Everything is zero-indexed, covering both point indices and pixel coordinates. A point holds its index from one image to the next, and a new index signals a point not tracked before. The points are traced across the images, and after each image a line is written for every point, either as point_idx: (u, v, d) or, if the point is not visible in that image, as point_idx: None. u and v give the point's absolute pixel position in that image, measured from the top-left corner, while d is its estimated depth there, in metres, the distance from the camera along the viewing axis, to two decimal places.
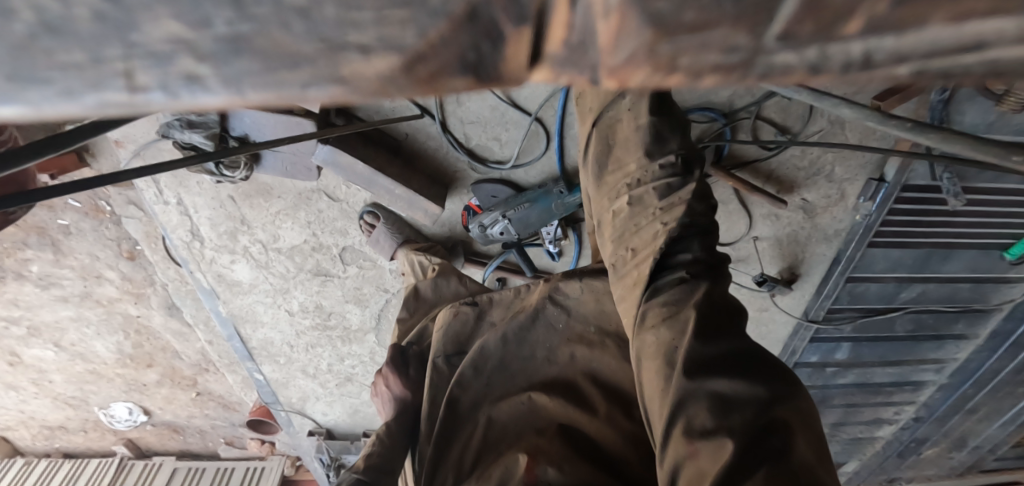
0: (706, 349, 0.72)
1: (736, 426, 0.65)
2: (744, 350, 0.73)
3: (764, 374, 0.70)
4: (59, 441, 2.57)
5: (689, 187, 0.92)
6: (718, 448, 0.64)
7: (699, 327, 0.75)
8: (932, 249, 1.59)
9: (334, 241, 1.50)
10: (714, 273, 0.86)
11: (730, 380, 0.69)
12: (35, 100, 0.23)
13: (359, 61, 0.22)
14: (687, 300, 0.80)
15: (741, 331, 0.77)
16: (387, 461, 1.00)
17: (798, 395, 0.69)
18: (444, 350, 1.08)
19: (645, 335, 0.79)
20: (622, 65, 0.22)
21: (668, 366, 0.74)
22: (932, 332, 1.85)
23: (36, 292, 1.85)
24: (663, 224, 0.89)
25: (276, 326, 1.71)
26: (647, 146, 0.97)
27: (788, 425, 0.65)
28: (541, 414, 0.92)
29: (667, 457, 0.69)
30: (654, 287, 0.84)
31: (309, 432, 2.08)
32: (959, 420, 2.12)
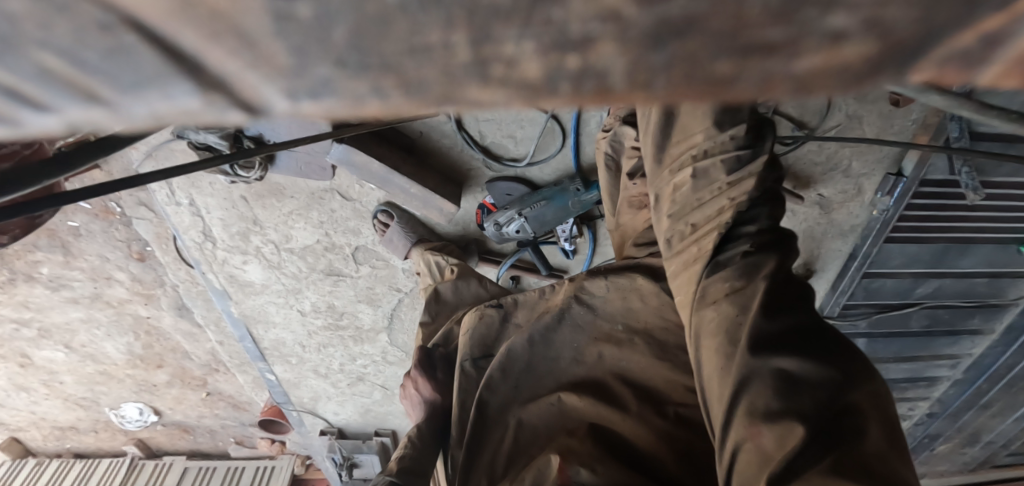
0: (769, 327, 0.72)
1: (802, 410, 0.64)
2: (814, 328, 0.72)
3: (832, 356, 0.69)
4: (70, 442, 2.58)
5: (760, 160, 0.85)
6: (784, 433, 0.63)
7: (764, 305, 0.74)
8: (949, 245, 1.56)
9: (347, 241, 1.49)
10: (781, 247, 0.82)
11: (796, 360, 0.68)
12: (361, 94, 0.23)
13: (824, 49, 0.21)
14: (751, 275, 0.78)
15: (808, 308, 0.76)
16: (418, 463, 1.00)
17: (868, 377, 0.67)
18: (471, 354, 1.07)
19: (705, 311, 0.79)
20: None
21: (729, 344, 0.73)
22: (947, 327, 1.83)
23: (47, 294, 1.85)
24: (731, 200, 0.85)
25: (288, 326, 1.70)
26: (716, 116, 0.87)
27: (855, 409, 0.64)
28: (571, 416, 0.91)
29: (728, 437, 0.70)
30: (716, 262, 0.81)
31: (320, 432, 2.08)
32: (973, 416, 2.10)
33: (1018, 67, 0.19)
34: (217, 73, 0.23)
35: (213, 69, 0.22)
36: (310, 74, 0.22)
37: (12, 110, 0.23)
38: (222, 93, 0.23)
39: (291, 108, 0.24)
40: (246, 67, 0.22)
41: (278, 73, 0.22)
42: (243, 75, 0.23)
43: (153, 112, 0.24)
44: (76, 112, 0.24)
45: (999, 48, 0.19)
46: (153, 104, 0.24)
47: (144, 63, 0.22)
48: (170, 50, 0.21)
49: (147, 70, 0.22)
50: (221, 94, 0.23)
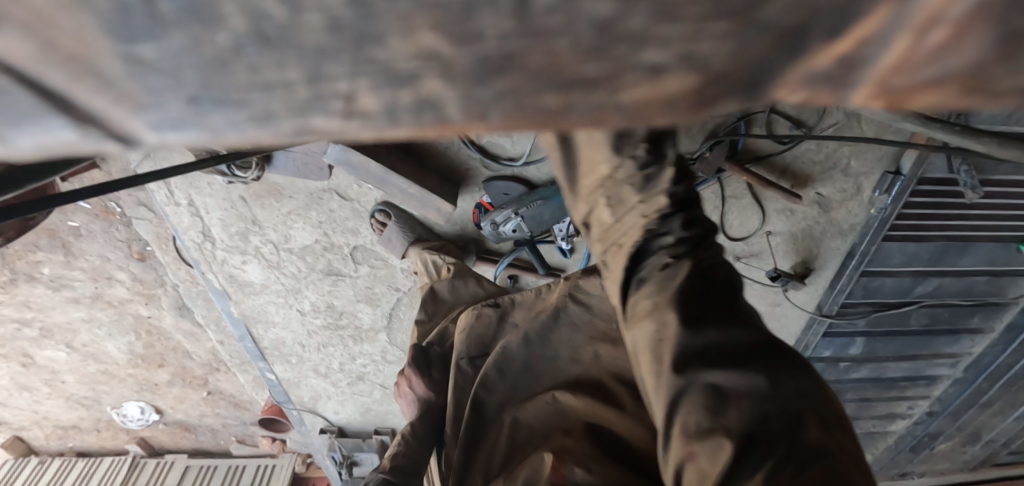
0: (695, 338, 0.70)
1: (733, 422, 0.63)
2: (742, 334, 0.70)
3: (761, 358, 0.67)
4: (73, 440, 2.59)
5: (666, 174, 0.83)
6: (717, 450, 0.62)
7: (687, 317, 0.72)
8: (948, 243, 1.57)
9: (346, 241, 1.50)
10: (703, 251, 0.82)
11: (724, 370, 0.66)
12: (218, 124, 0.28)
13: (650, 82, 0.25)
14: (673, 285, 0.77)
15: (736, 311, 0.74)
16: (414, 462, 1.01)
17: (801, 373, 0.65)
18: (467, 352, 1.08)
19: (634, 330, 0.77)
20: (931, 81, 0.22)
21: (656, 361, 0.72)
22: (947, 325, 1.83)
23: (48, 294, 1.86)
24: (645, 218, 0.84)
25: (287, 326, 1.71)
26: (613, 147, 0.79)
27: (793, 411, 0.62)
28: (566, 416, 0.91)
29: (670, 457, 0.68)
30: (638, 278, 0.81)
31: (320, 430, 2.09)
32: (974, 414, 2.09)
33: (881, 89, 0.23)
34: (88, 110, 0.27)
35: (82, 106, 0.27)
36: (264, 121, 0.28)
37: None
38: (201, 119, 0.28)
39: (158, 140, 0.29)
40: (110, 102, 0.27)
41: (141, 108, 0.27)
42: (110, 109, 0.27)
43: (38, 144, 0.29)
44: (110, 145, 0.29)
45: (863, 68, 0.23)
46: (38, 137, 0.28)
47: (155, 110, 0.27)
48: (42, 88, 0.25)
49: (28, 106, 0.26)
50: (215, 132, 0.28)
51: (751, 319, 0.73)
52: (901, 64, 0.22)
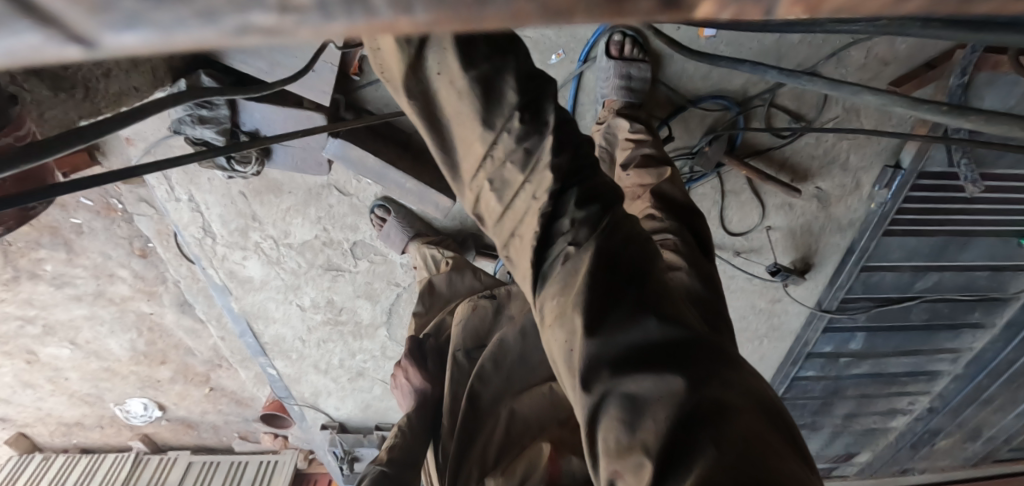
0: (604, 344, 0.65)
1: (652, 435, 0.59)
2: (651, 330, 0.66)
3: (674, 361, 0.63)
4: (76, 437, 2.61)
5: (546, 145, 0.71)
6: (639, 468, 0.58)
7: (592, 322, 0.66)
8: (949, 238, 1.56)
9: (345, 236, 1.50)
10: (610, 230, 0.72)
11: (639, 377, 0.62)
12: (167, 23, 0.18)
13: None
14: (575, 281, 0.69)
15: (645, 300, 0.68)
16: (411, 454, 1.02)
17: (713, 374, 0.63)
18: (464, 345, 1.08)
19: (549, 338, 0.71)
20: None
21: (571, 372, 0.67)
22: (946, 321, 1.83)
23: (50, 291, 1.87)
24: (538, 201, 0.72)
25: (287, 322, 1.72)
26: (483, 122, 0.69)
27: (711, 412, 0.59)
28: (563, 406, 0.95)
29: (600, 472, 0.64)
30: (544, 276, 0.73)
31: (322, 426, 2.07)
32: (974, 411, 2.09)
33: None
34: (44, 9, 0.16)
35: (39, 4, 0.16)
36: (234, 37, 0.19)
37: None
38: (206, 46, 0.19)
39: (115, 48, 0.18)
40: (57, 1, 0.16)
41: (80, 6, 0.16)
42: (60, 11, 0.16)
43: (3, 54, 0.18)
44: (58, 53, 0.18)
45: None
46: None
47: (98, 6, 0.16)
48: None
49: None
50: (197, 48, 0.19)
51: (658, 304, 0.68)
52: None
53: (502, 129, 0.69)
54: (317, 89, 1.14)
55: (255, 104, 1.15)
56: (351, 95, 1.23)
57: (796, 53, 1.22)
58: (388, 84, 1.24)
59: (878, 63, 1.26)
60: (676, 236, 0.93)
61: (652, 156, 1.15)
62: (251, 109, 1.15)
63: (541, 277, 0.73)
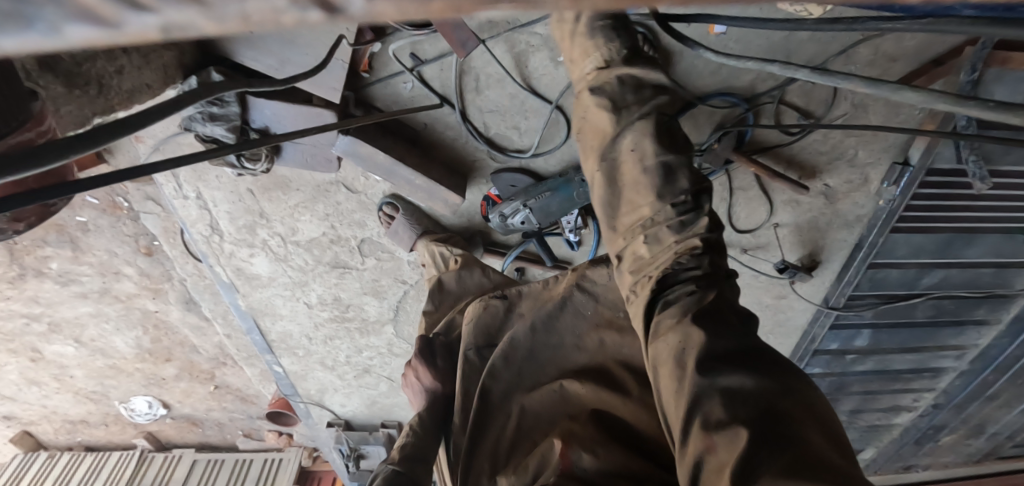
0: (714, 346, 0.74)
1: (748, 417, 0.65)
2: (751, 349, 0.75)
3: (772, 371, 0.71)
4: (81, 435, 2.61)
5: (701, 223, 0.88)
6: (732, 439, 0.64)
7: (707, 331, 0.76)
8: (955, 234, 1.56)
9: (353, 233, 1.50)
10: (724, 290, 0.86)
11: (736, 375, 0.70)
12: None
13: None
14: (695, 304, 0.81)
15: (750, 337, 0.78)
16: (420, 451, 1.01)
17: (808, 394, 0.69)
18: (475, 342, 1.08)
19: (657, 344, 0.80)
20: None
21: (679, 368, 0.75)
22: (952, 317, 1.82)
23: (56, 289, 1.87)
24: (676, 253, 0.87)
25: (294, 319, 1.72)
26: (658, 188, 0.90)
27: (797, 415, 0.65)
28: (573, 402, 0.92)
29: (687, 453, 0.69)
30: (664, 301, 0.84)
31: (327, 423, 2.10)
32: (977, 407, 2.09)
33: None
34: None
35: None
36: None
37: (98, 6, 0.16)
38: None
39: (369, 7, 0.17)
40: None
41: None
42: None
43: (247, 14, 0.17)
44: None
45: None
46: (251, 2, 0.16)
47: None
48: None
49: None
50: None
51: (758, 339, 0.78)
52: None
53: (668, 202, 0.90)
54: (327, 86, 1.14)
55: (264, 102, 1.15)
56: (361, 91, 1.24)
57: (806, 50, 1.22)
58: (397, 81, 1.23)
59: (886, 59, 1.25)
60: None
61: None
62: (260, 106, 1.15)
63: (659, 300, 0.85)
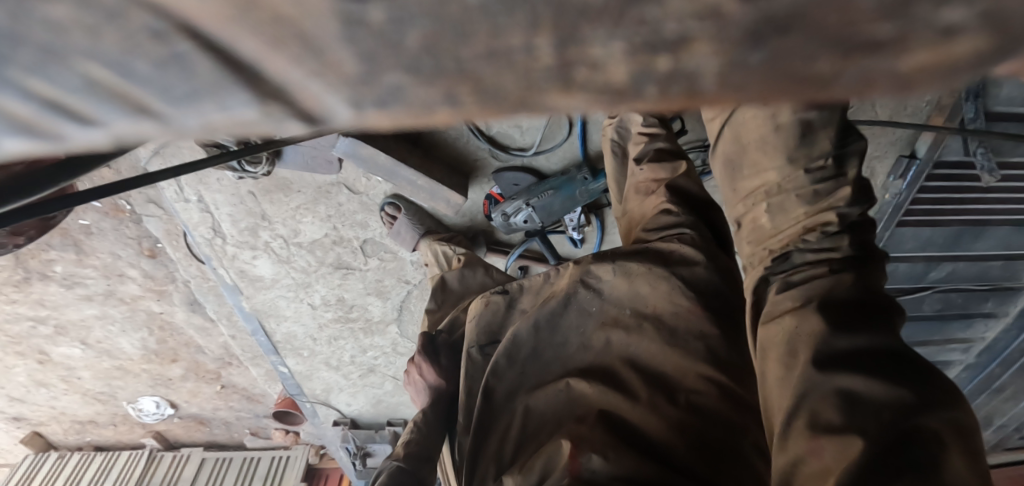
0: (836, 342, 0.65)
1: (870, 426, 0.56)
2: (893, 347, 0.62)
3: (920, 377, 0.58)
4: (90, 435, 2.64)
5: (841, 191, 0.84)
6: (846, 447, 0.55)
7: (833, 323, 0.67)
8: (963, 228, 1.54)
9: (355, 234, 1.50)
10: (867, 274, 0.75)
11: (856, 377, 0.60)
12: (379, 113, 0.22)
13: (774, 60, 0.19)
14: (821, 289, 0.73)
15: (896, 333, 0.65)
16: (426, 448, 1.01)
17: (960, 408, 0.55)
18: (477, 340, 1.08)
19: (770, 326, 0.74)
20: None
21: (789, 356, 0.68)
22: (959, 310, 1.81)
23: (61, 292, 1.88)
24: (805, 228, 0.84)
25: (298, 320, 1.72)
26: (790, 151, 0.88)
27: (938, 431, 0.52)
28: (579, 402, 0.91)
29: (782, 451, 0.61)
30: (785, 282, 0.79)
31: (333, 423, 2.10)
32: (985, 400, 2.07)
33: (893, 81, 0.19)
34: (300, 95, 0.21)
35: (307, 89, 0.21)
36: (378, 82, 0.21)
37: (93, 109, 0.21)
38: (284, 103, 0.22)
39: (336, 122, 0.23)
40: (322, 84, 0.21)
41: (344, 83, 0.21)
42: (310, 91, 0.21)
43: (211, 119, 0.22)
44: (124, 125, 0.22)
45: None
46: (240, 114, 0.22)
47: (194, 70, 0.20)
48: (283, 76, 0.20)
49: (267, 85, 0.21)
50: (276, 104, 0.22)
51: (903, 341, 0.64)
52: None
53: (802, 167, 0.87)
54: None
55: None
56: None
57: None
58: None
59: None
60: (692, 231, 1.04)
61: (665, 149, 1.20)
62: None
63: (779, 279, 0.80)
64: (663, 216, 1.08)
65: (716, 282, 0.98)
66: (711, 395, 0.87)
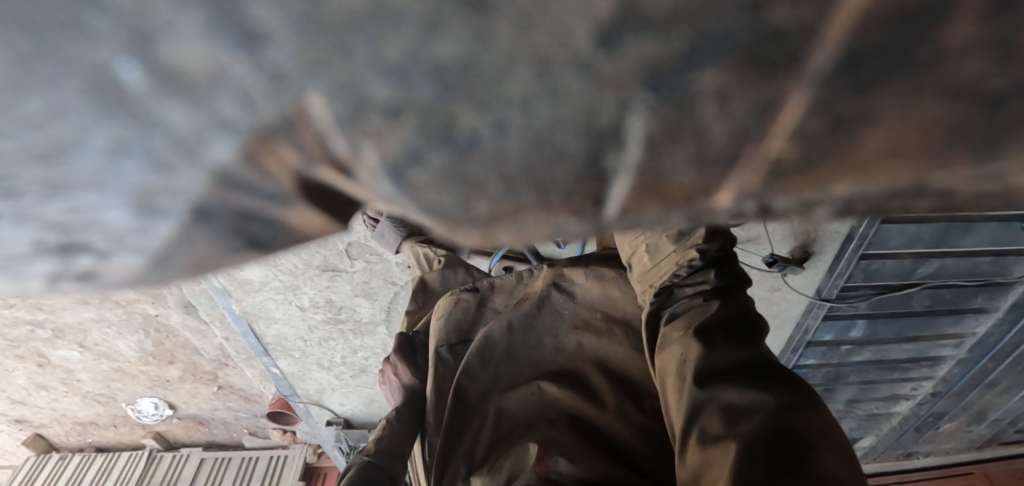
0: (714, 360, 0.75)
1: (747, 431, 0.65)
2: (759, 363, 0.74)
3: (781, 386, 0.70)
4: (92, 436, 2.68)
5: (701, 230, 0.89)
6: (727, 451, 0.64)
7: (710, 344, 0.77)
8: (950, 224, 1.54)
9: (340, 236, 1.50)
10: (732, 301, 0.86)
11: (734, 390, 0.70)
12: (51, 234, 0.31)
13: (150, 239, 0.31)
14: (700, 317, 0.82)
15: (761, 350, 0.77)
16: (398, 445, 1.03)
17: (816, 407, 0.67)
18: (448, 340, 1.09)
19: (664, 354, 0.81)
20: (433, 228, 0.30)
21: (680, 378, 0.76)
22: (949, 306, 1.80)
23: (58, 296, 1.90)
24: (678, 266, 0.89)
25: (288, 321, 1.73)
26: None
27: (805, 432, 0.64)
28: (550, 404, 0.92)
29: (685, 464, 0.69)
30: (672, 314, 0.87)
31: (326, 422, 2.12)
32: (978, 394, 2.06)
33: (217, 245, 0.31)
34: None
35: None
36: None
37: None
38: None
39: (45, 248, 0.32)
40: None
41: None
42: None
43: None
44: None
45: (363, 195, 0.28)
46: None
47: None
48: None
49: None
50: None
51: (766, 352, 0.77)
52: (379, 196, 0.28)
53: None
54: None
55: None
56: None
57: None
58: None
59: None
60: None
61: None
62: None
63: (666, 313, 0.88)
64: None
65: None
66: None
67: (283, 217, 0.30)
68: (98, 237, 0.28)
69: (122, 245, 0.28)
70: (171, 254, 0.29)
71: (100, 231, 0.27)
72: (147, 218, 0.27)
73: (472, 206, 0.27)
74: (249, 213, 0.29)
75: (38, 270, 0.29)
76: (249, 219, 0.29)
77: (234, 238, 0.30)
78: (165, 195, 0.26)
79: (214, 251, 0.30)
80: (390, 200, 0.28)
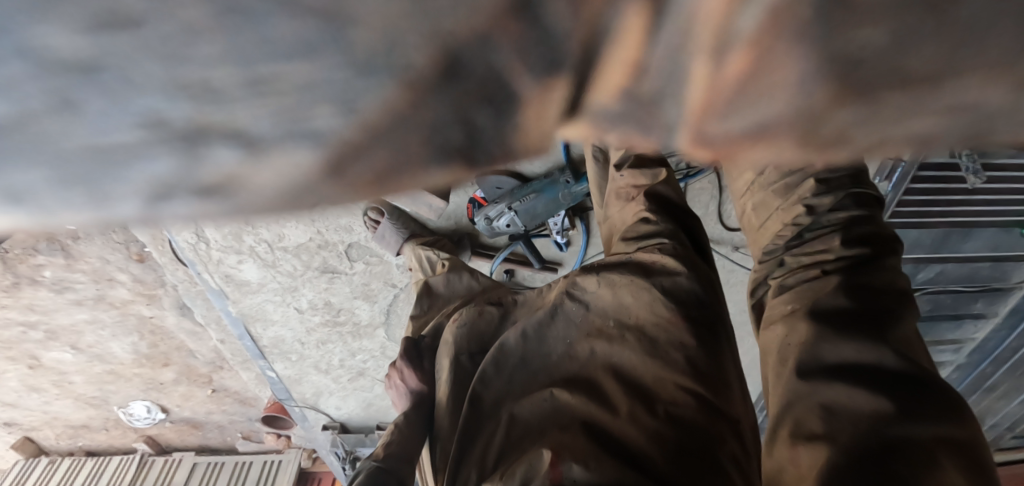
0: (823, 350, 0.77)
1: (845, 433, 0.68)
2: (875, 364, 0.72)
3: (902, 387, 0.69)
4: (82, 440, 2.64)
5: (808, 185, 1.03)
6: (816, 455, 0.68)
7: (827, 330, 0.79)
8: (950, 229, 1.54)
9: (340, 238, 1.48)
10: (867, 268, 0.88)
11: (843, 391, 0.71)
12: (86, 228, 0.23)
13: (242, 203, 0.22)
14: (811, 291, 0.88)
15: (881, 341, 0.75)
16: (405, 448, 1.02)
17: (950, 423, 0.65)
18: (468, 348, 1.09)
19: (768, 331, 0.89)
20: (748, 134, 0.19)
21: (781, 361, 0.83)
22: (949, 311, 1.80)
23: (51, 297, 1.87)
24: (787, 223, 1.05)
25: (285, 324, 1.72)
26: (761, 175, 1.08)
27: (922, 444, 0.63)
28: (564, 410, 0.90)
29: (772, 454, 0.75)
30: (783, 286, 0.95)
31: (322, 426, 2.10)
32: (977, 399, 2.07)
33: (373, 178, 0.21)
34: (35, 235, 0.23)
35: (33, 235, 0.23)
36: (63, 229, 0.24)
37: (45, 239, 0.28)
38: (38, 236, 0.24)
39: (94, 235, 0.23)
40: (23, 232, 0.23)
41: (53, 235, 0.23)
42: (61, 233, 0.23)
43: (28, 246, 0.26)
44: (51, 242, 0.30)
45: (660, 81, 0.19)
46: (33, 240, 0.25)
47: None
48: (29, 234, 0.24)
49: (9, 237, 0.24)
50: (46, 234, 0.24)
51: (902, 346, 0.75)
52: (708, 104, 0.18)
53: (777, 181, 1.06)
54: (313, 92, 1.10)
55: None
56: None
57: None
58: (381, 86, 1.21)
59: None
60: (671, 239, 1.09)
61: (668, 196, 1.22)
62: None
63: (777, 284, 0.97)
64: (642, 224, 1.15)
65: (697, 291, 1.00)
66: (690, 407, 0.88)
67: (528, 99, 0.20)
68: (260, 113, 0.19)
69: (293, 124, 0.19)
70: (358, 154, 0.19)
71: (267, 97, 0.19)
72: (242, 134, 0.19)
73: (920, 49, 0.17)
74: (499, 82, 0.19)
75: (137, 182, 0.20)
76: (486, 103, 0.19)
77: (453, 132, 0.20)
78: (382, 25, 0.18)
79: (415, 158, 0.20)
80: (739, 62, 0.17)
